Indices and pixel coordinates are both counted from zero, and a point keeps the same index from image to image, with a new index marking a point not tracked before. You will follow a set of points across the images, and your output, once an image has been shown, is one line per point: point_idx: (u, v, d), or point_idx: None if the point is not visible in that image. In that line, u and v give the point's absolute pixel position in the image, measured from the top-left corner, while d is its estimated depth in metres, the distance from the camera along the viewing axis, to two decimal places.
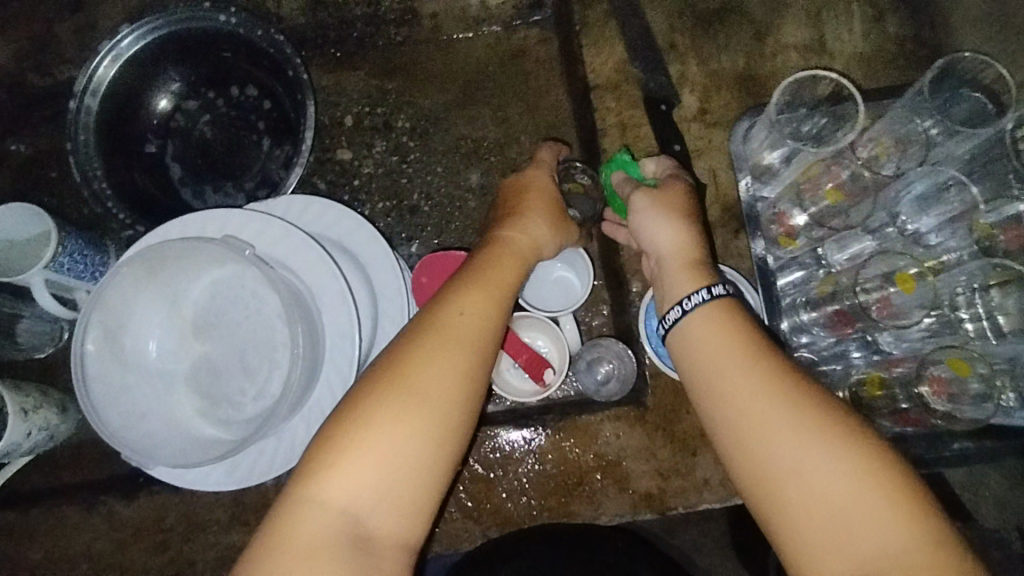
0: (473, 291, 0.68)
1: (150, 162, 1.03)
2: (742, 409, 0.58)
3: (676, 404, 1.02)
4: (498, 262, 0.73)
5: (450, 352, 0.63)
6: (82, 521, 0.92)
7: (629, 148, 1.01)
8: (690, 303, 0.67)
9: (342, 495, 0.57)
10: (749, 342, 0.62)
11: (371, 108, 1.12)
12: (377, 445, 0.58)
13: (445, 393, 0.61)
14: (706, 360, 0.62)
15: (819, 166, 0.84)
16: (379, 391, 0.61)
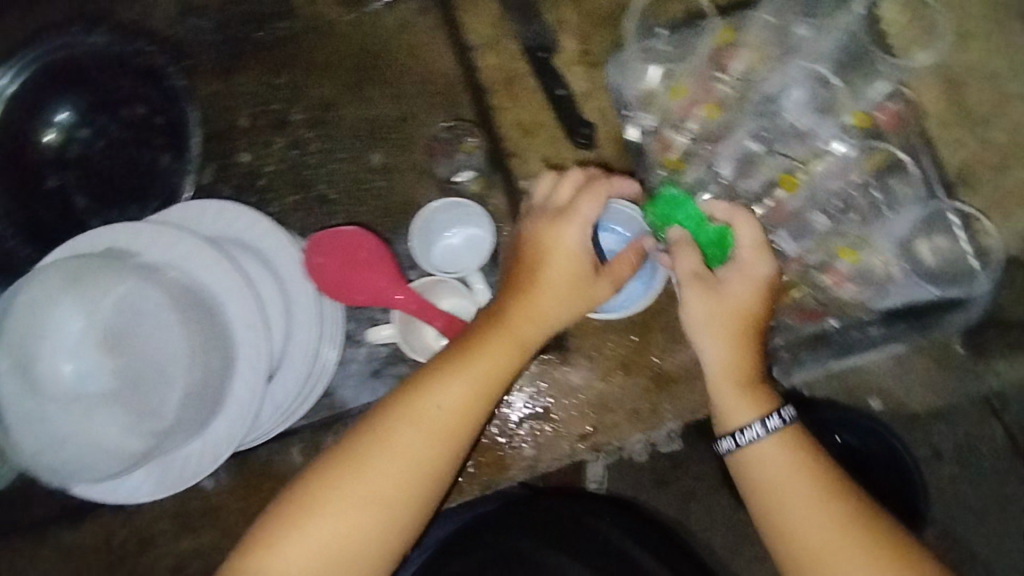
0: (480, 365, 0.73)
1: (53, 198, 1.04)
2: (782, 485, 0.70)
3: (605, 342, 0.90)
4: (493, 339, 0.75)
5: (462, 425, 0.72)
6: (35, 553, 0.88)
7: (515, 103, 0.97)
8: (745, 436, 0.73)
9: (333, 526, 0.67)
10: (817, 464, 0.71)
11: (264, 106, 1.07)
12: (380, 488, 0.68)
13: (444, 462, 0.71)
14: (777, 482, 0.71)
15: (692, 84, 0.86)
16: (397, 440, 0.70)
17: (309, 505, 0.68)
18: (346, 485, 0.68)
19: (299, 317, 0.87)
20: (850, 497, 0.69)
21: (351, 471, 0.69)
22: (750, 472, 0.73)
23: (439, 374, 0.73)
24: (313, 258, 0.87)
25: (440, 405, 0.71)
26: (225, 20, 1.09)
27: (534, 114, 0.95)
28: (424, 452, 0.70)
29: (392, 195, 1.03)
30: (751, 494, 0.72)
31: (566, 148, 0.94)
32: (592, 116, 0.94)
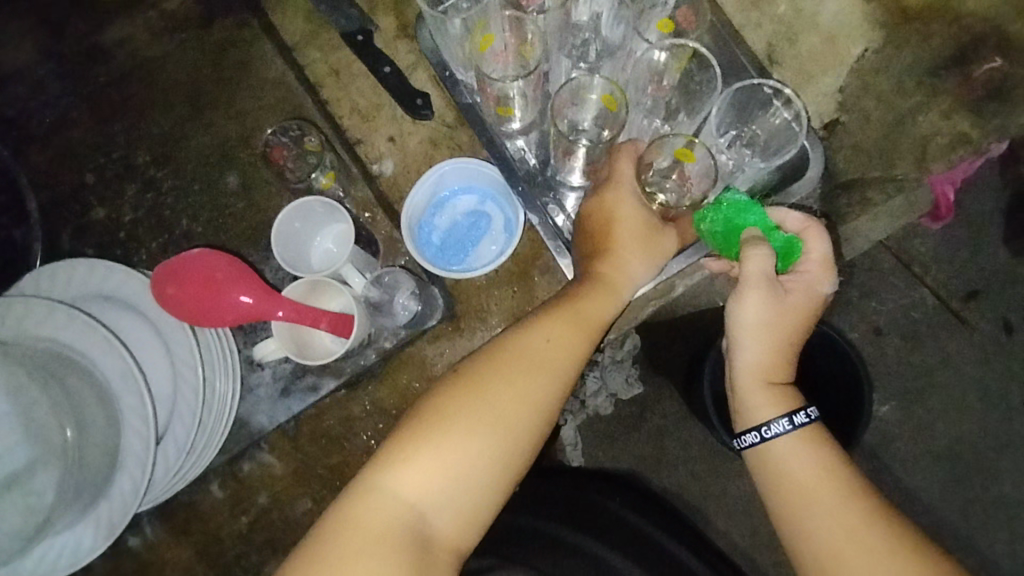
0: (584, 310, 0.73)
1: None
2: (801, 487, 0.70)
3: (489, 300, 0.92)
4: (596, 293, 0.75)
5: (540, 410, 0.69)
6: None
7: (348, 91, 0.97)
8: (771, 429, 0.73)
9: (411, 493, 0.64)
10: (829, 455, 0.72)
11: (108, 157, 1.06)
12: (465, 463, 0.65)
13: (520, 455, 0.68)
14: (793, 471, 0.71)
15: (496, 30, 0.86)
16: (517, 394, 0.68)
17: (401, 467, 0.64)
18: (449, 445, 0.65)
19: (175, 356, 0.83)
20: (867, 496, 0.68)
21: (460, 432, 0.66)
22: (766, 461, 0.73)
23: (577, 312, 0.73)
24: (166, 288, 0.78)
25: (542, 367, 0.70)
26: (49, 82, 1.07)
27: (369, 97, 0.96)
28: (500, 441, 0.66)
29: (256, 213, 1.01)
30: (769, 485, 0.73)
31: (408, 123, 0.95)
32: (425, 85, 0.95)
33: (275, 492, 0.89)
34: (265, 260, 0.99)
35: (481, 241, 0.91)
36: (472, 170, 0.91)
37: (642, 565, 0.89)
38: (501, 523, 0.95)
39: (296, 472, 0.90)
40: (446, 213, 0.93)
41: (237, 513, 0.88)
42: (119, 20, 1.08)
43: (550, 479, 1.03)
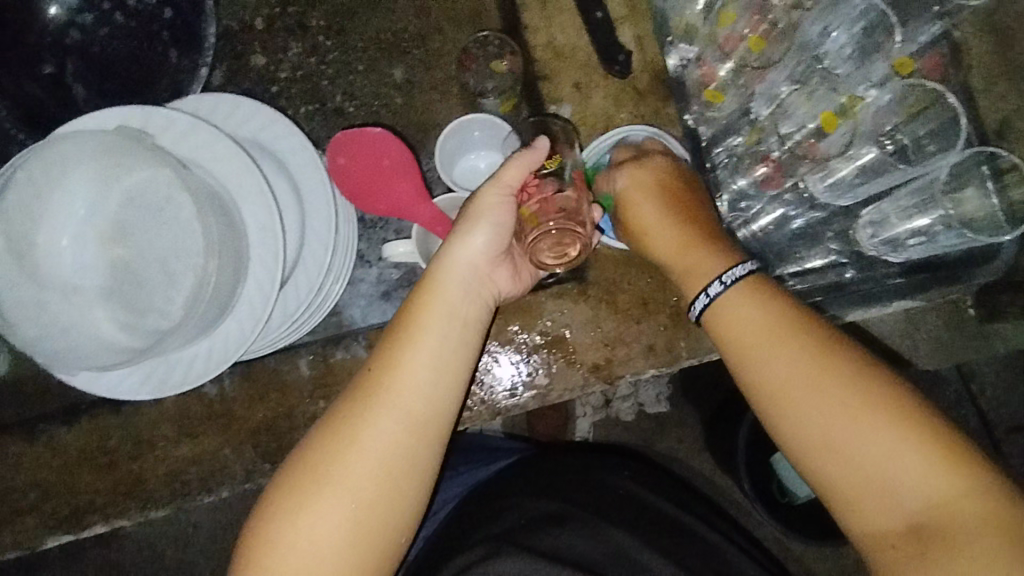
0: (428, 324, 0.73)
1: (51, 84, 0.98)
2: (771, 358, 0.68)
3: (624, 274, 0.89)
4: (438, 304, 0.74)
5: (460, 308, 0.75)
6: (23, 450, 0.84)
7: (551, 22, 0.91)
8: (713, 290, 0.74)
9: (374, 445, 0.69)
10: (790, 312, 0.70)
11: (282, 8, 1.02)
12: (406, 401, 0.70)
13: (452, 348, 0.73)
14: (749, 331, 0.70)
15: (738, 9, 0.80)
16: (432, 323, 0.73)
17: (354, 431, 0.69)
18: (385, 404, 0.70)
19: (314, 224, 0.83)
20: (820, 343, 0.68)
21: (392, 390, 0.70)
22: (724, 332, 0.72)
23: (455, 247, 0.75)
24: (338, 159, 0.85)
25: (450, 292, 0.74)
26: None
27: (570, 35, 0.91)
28: (427, 364, 0.72)
29: (411, 114, 1.00)
30: (736, 360, 0.71)
31: (600, 75, 0.89)
32: (630, 43, 0.89)
33: None
34: None
35: None
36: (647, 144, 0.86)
37: (670, 556, 0.90)
38: (519, 515, 0.93)
39: None
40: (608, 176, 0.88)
41: (318, 396, 0.86)
42: None
43: (546, 459, 1.02)
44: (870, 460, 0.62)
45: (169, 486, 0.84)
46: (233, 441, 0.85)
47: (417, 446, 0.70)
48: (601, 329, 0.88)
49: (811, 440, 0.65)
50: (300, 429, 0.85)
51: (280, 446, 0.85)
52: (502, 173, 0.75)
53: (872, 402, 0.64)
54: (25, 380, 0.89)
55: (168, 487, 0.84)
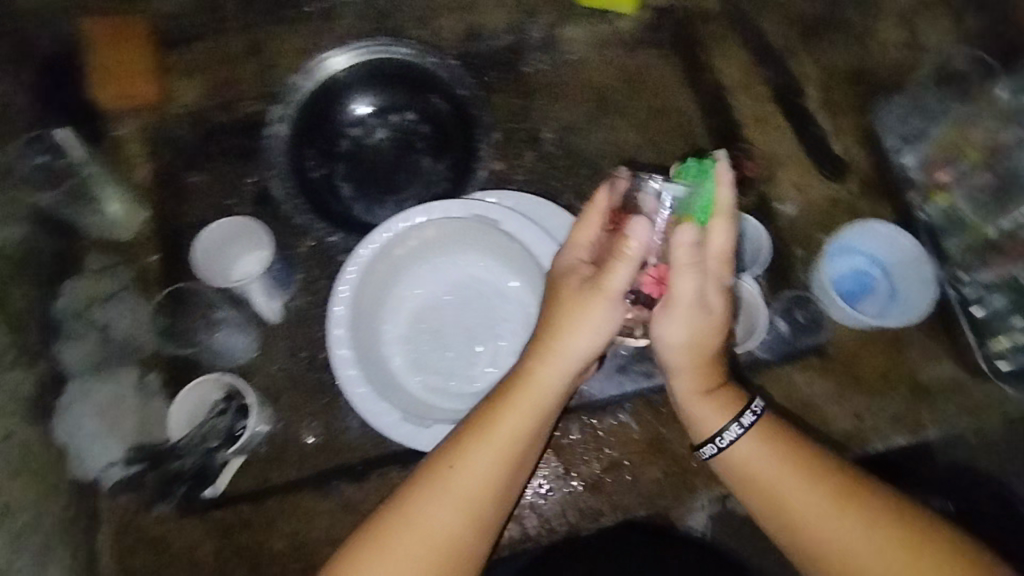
0: (507, 418, 0.68)
1: (324, 183, 1.11)
2: (770, 487, 0.68)
3: (863, 349, 0.96)
4: (516, 395, 0.69)
5: (537, 414, 0.69)
6: (318, 505, 0.92)
7: (768, 138, 1.08)
8: (724, 438, 0.72)
9: (431, 531, 0.64)
10: (790, 457, 0.69)
11: (518, 124, 1.16)
12: (469, 498, 0.66)
13: (520, 451, 0.68)
14: (766, 475, 0.69)
15: (960, 129, 0.99)
16: (508, 421, 0.68)
17: (410, 516, 0.65)
18: (445, 495, 0.65)
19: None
20: (815, 461, 0.68)
21: (454, 475, 0.66)
22: (737, 475, 0.71)
23: (554, 345, 0.70)
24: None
25: (536, 395, 0.69)
26: (495, 49, 1.16)
27: (788, 149, 1.07)
28: (496, 465, 0.67)
29: None
30: (745, 492, 0.70)
31: (817, 179, 1.05)
32: (839, 152, 1.06)
33: (629, 452, 0.93)
34: None
35: (865, 298, 0.98)
36: (876, 235, 0.97)
37: None
38: None
39: (652, 441, 0.93)
40: (837, 261, 0.99)
41: (590, 458, 0.93)
42: (565, 22, 1.17)
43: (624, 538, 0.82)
44: (863, 552, 0.63)
45: None
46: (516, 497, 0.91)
47: (470, 541, 0.66)
48: (849, 402, 0.95)
49: (814, 545, 0.65)
50: (574, 487, 0.92)
51: (553, 506, 0.91)
52: (605, 283, 0.68)
53: (891, 516, 0.64)
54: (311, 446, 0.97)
55: None
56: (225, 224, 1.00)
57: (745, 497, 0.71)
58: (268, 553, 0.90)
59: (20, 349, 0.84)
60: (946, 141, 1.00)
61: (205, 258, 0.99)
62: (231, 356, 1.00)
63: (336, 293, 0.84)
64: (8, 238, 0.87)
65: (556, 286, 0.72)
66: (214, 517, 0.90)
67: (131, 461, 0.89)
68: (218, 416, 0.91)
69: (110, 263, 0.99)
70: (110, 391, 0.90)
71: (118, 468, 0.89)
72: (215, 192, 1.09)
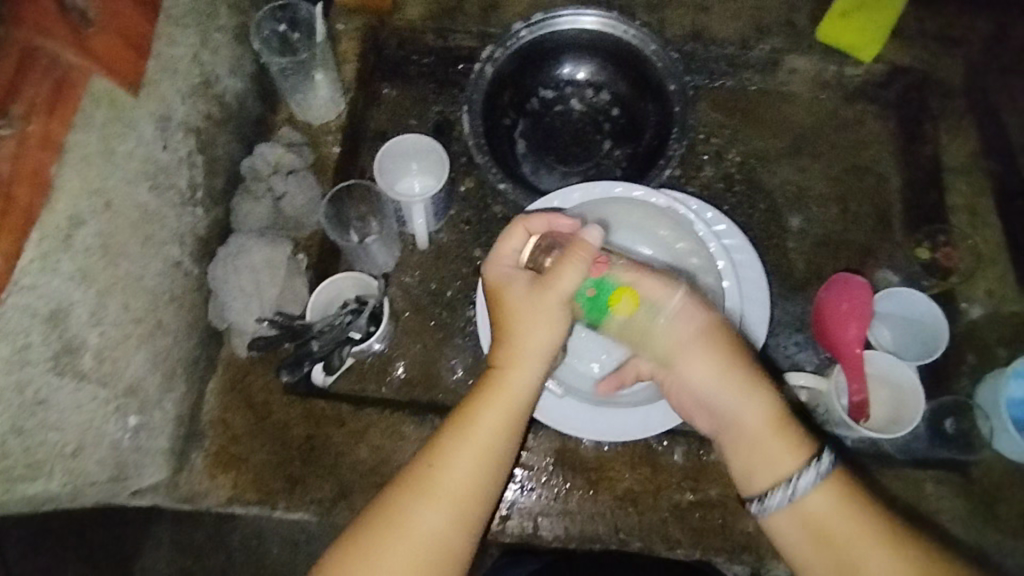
0: (473, 419, 0.72)
1: (506, 133, 1.13)
2: (848, 556, 0.67)
3: (1010, 483, 0.87)
4: (480, 397, 0.72)
5: (509, 413, 0.72)
6: (412, 431, 0.92)
7: (972, 233, 1.01)
8: (795, 487, 0.69)
9: (419, 539, 0.67)
10: (867, 518, 0.68)
11: (707, 136, 1.13)
12: (451, 499, 0.69)
13: (495, 449, 0.71)
14: (842, 539, 0.67)
15: None
16: (483, 423, 0.71)
17: (400, 527, 0.68)
18: (432, 499, 0.69)
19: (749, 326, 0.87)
20: (886, 530, 0.67)
21: (435, 483, 0.69)
22: (805, 535, 0.69)
23: (513, 355, 0.73)
24: (841, 303, 0.91)
25: (507, 397, 0.72)
26: (715, 58, 1.13)
27: (992, 251, 1.00)
28: (473, 462, 0.70)
29: (799, 259, 1.06)
30: (813, 552, 0.68)
31: (1014, 291, 0.97)
32: None
33: (727, 495, 0.88)
34: (793, 300, 1.03)
35: None
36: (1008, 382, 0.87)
37: None
38: None
39: None
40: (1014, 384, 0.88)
41: (685, 488, 0.89)
42: (795, 52, 1.12)
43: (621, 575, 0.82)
44: None
45: (528, 519, 0.87)
46: (599, 496, 0.89)
47: (462, 538, 0.69)
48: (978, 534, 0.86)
49: None
50: (661, 510, 0.88)
51: (634, 521, 0.87)
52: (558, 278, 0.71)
53: None
54: (422, 369, 1.00)
55: (526, 520, 0.87)
56: (419, 140, 1.00)
57: (810, 556, 0.69)
58: (350, 459, 0.90)
59: (207, 190, 0.90)
60: None
61: (385, 163, 1.00)
62: (375, 264, 1.02)
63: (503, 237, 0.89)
64: (229, 87, 0.92)
65: (502, 292, 0.74)
66: (312, 406, 0.92)
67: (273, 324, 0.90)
68: (353, 314, 0.90)
69: (299, 141, 1.04)
70: (262, 254, 0.92)
71: (259, 327, 0.91)
72: (404, 110, 1.14)
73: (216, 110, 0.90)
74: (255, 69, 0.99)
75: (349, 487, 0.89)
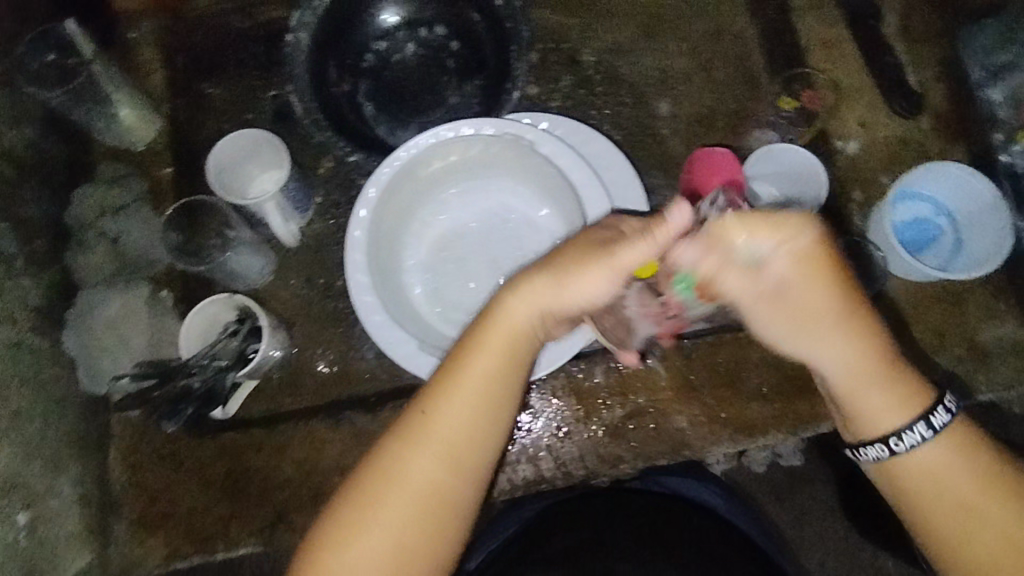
0: (485, 351, 0.63)
1: (348, 100, 1.05)
2: (951, 504, 0.60)
3: (916, 303, 0.87)
4: (493, 335, 0.63)
5: (511, 354, 0.64)
6: (329, 435, 0.88)
7: (835, 67, 0.97)
8: (904, 439, 0.61)
9: (417, 482, 0.61)
10: (977, 468, 0.61)
11: (556, 44, 1.07)
12: (444, 452, 0.61)
13: (496, 396, 0.63)
14: (948, 492, 0.60)
15: None
16: (478, 365, 0.63)
17: (399, 467, 0.61)
18: (429, 440, 0.62)
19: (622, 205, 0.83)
20: (990, 470, 0.61)
21: (434, 422, 0.62)
22: (907, 479, 0.62)
23: (521, 283, 0.63)
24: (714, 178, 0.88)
25: (506, 338, 0.63)
26: None
27: (856, 79, 0.96)
28: (475, 409, 0.62)
29: (678, 144, 1.02)
30: (905, 502, 0.63)
31: (886, 113, 0.94)
32: (915, 86, 0.95)
33: (654, 398, 0.88)
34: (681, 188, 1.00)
35: (924, 250, 0.89)
36: (946, 177, 0.87)
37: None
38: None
39: (681, 388, 0.88)
40: (897, 210, 0.89)
41: (613, 403, 0.88)
42: None
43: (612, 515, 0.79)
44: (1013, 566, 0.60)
45: None
46: (533, 438, 0.87)
47: (457, 489, 0.62)
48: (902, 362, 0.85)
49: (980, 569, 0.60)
50: (595, 431, 0.87)
51: (571, 449, 0.86)
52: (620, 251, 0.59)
53: None
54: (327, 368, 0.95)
55: None
56: (246, 135, 0.91)
57: (904, 506, 0.63)
58: (275, 478, 0.87)
59: (29, 256, 0.82)
60: None
61: (221, 170, 0.91)
62: (247, 279, 0.96)
63: (358, 211, 0.79)
64: (16, 139, 0.84)
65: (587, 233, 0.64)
66: (223, 440, 0.88)
67: (141, 376, 0.84)
68: (231, 337, 0.85)
69: (124, 174, 0.95)
70: (118, 302, 0.88)
71: (127, 381, 0.84)
72: (234, 106, 1.04)
73: (6, 169, 0.82)
74: (44, 110, 0.89)
75: (285, 507, 0.85)
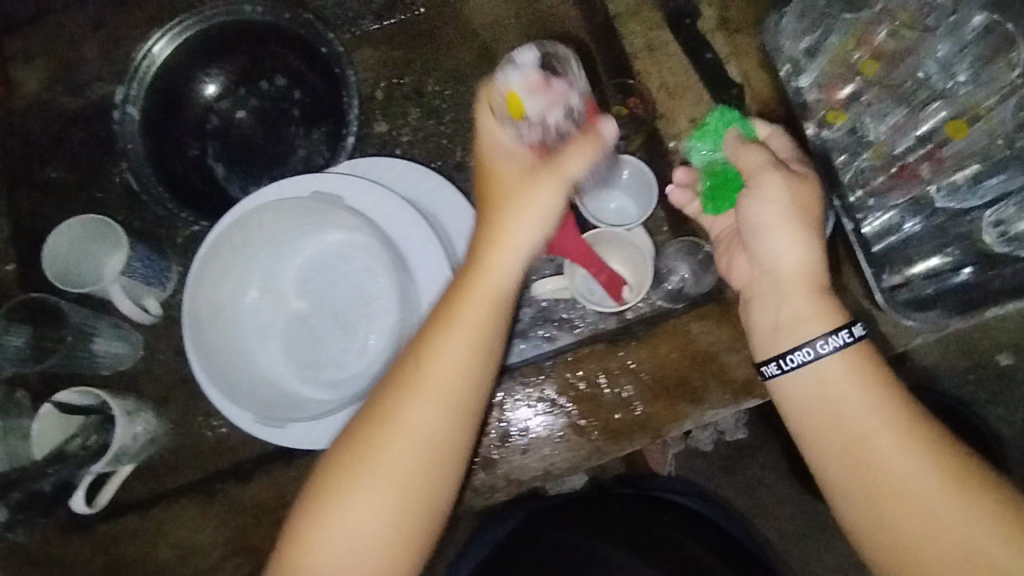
0: (471, 301, 0.62)
1: (196, 166, 1.04)
2: (859, 429, 0.59)
3: None
4: (471, 291, 0.62)
5: (495, 306, 0.63)
6: (203, 510, 0.87)
7: (662, 67, 0.99)
8: (796, 359, 0.64)
9: (412, 443, 0.60)
10: (886, 387, 0.60)
11: (399, 78, 1.07)
12: (441, 401, 0.61)
13: (487, 354, 0.62)
14: (854, 415, 0.60)
15: (854, 39, 0.89)
16: (468, 324, 0.62)
17: (391, 427, 0.60)
18: (422, 394, 0.61)
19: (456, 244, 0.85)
20: (902, 402, 0.60)
21: (429, 377, 0.61)
22: (804, 403, 0.63)
23: (501, 229, 0.63)
24: None
25: (486, 298, 0.62)
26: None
27: (682, 77, 0.98)
28: (465, 365, 0.62)
29: None
30: (819, 439, 0.62)
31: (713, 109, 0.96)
32: (737, 78, 0.96)
33: (521, 423, 0.89)
34: None
35: None
36: None
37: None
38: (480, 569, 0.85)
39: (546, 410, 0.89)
40: None
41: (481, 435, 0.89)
42: None
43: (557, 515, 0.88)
44: (932, 507, 0.56)
45: None
46: None
47: (447, 458, 0.61)
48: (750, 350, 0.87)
49: (900, 510, 0.57)
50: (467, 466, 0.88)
51: None
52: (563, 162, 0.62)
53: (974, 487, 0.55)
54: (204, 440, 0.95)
55: None
56: (73, 224, 0.89)
57: (814, 445, 0.63)
58: (155, 562, 0.86)
59: None
60: (839, 58, 0.90)
61: (56, 263, 0.89)
62: (112, 362, 0.95)
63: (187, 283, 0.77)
64: None
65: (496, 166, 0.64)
66: (100, 530, 0.87)
67: None
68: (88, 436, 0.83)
69: None
70: None
71: None
72: (85, 187, 1.04)
73: None
74: None
75: None
